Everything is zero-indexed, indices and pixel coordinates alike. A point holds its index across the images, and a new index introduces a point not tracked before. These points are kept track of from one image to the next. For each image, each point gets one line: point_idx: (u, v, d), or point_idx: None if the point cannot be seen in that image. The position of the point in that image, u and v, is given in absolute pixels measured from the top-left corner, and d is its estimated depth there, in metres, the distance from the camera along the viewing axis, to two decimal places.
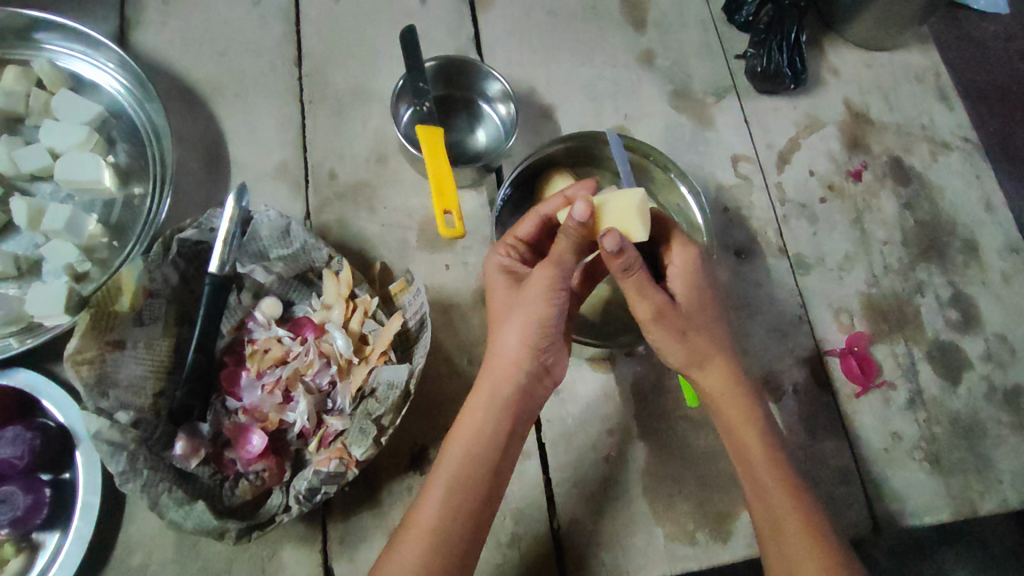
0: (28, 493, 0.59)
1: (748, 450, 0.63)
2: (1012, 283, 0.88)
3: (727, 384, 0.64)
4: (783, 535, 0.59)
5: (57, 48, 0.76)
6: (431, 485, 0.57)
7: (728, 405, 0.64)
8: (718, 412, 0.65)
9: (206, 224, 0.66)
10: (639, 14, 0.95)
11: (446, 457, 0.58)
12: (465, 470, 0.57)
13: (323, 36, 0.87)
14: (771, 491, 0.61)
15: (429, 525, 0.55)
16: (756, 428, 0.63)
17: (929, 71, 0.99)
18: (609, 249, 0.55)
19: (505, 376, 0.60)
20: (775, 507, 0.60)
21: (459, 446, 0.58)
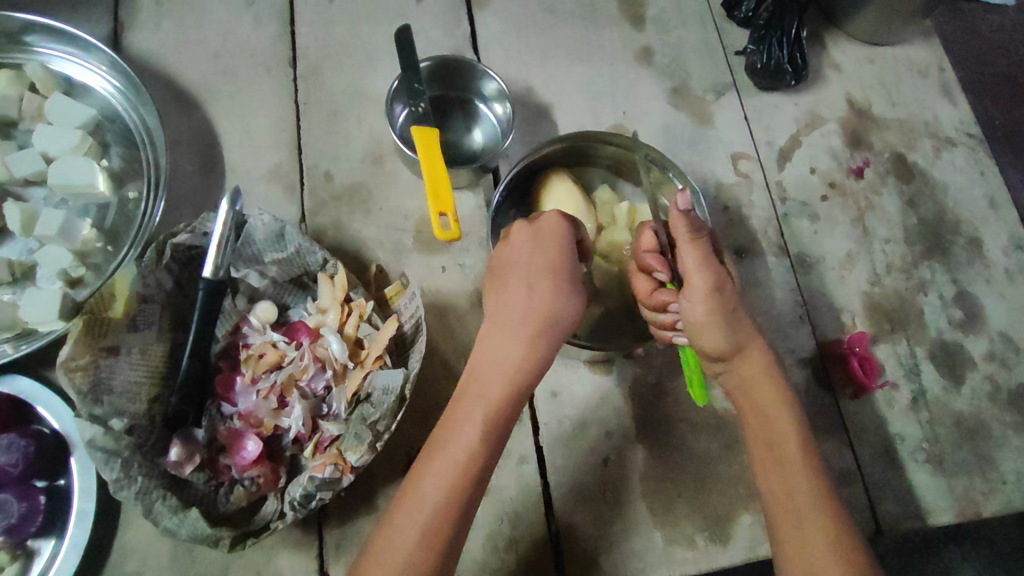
0: (23, 501, 0.59)
1: (778, 434, 0.61)
2: (1016, 281, 0.87)
3: (761, 374, 0.64)
4: (803, 521, 0.56)
5: (49, 51, 0.75)
6: (460, 432, 0.54)
7: (764, 391, 0.63)
8: (750, 400, 0.64)
9: (199, 228, 0.66)
10: (637, 10, 0.94)
11: (474, 405, 0.55)
12: (500, 423, 0.55)
13: (318, 36, 0.86)
14: (797, 476, 0.59)
15: (452, 476, 0.52)
16: (790, 419, 0.62)
17: (933, 65, 0.97)
18: (682, 205, 0.63)
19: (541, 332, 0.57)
20: (797, 494, 0.58)
21: (492, 395, 0.55)
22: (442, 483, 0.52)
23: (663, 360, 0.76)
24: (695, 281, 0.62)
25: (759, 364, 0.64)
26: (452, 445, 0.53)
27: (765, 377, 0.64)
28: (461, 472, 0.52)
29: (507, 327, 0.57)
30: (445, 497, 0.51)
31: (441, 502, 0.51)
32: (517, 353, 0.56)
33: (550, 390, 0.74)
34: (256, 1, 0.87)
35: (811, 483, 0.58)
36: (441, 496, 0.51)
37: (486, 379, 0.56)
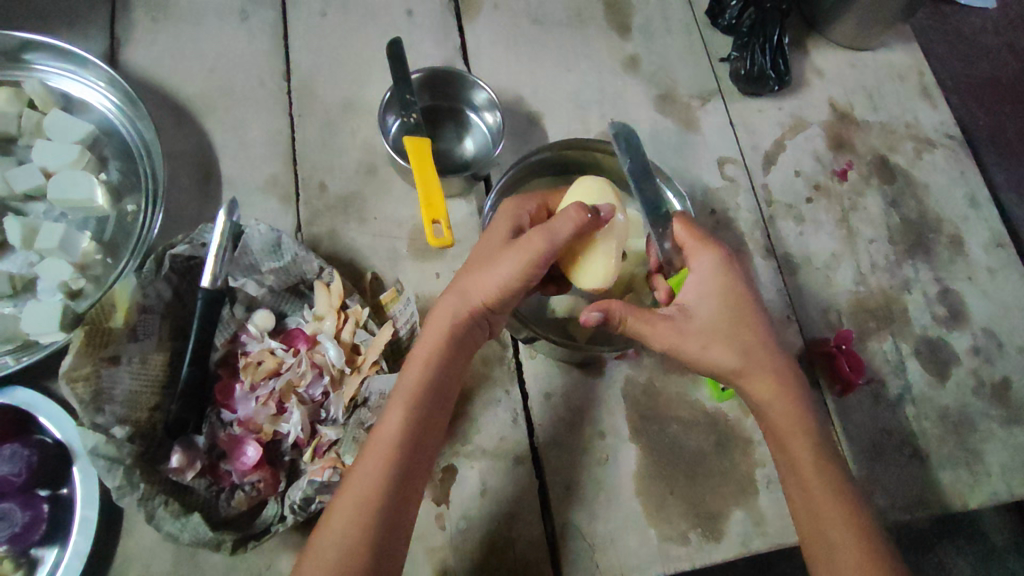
0: (26, 510, 0.60)
1: (800, 464, 0.59)
2: (998, 278, 0.89)
3: (777, 398, 0.60)
4: (834, 548, 0.55)
5: (47, 69, 0.77)
6: (383, 427, 0.55)
7: (779, 404, 0.60)
8: (769, 420, 0.61)
9: (198, 239, 0.68)
10: (623, 20, 0.97)
11: (398, 398, 0.57)
12: (425, 416, 0.57)
13: (312, 50, 0.88)
14: (820, 501, 0.57)
15: (381, 474, 0.53)
16: (810, 438, 0.59)
17: (913, 69, 1.00)
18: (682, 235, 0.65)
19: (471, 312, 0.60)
20: (827, 520, 0.56)
21: (414, 389, 0.57)
22: (371, 481, 0.53)
23: (654, 361, 0.78)
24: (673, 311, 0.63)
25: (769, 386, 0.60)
26: (379, 439, 0.55)
27: (781, 404, 0.60)
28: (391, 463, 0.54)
29: (439, 305, 0.61)
30: (376, 493, 0.52)
31: (374, 497, 0.52)
32: (445, 333, 0.59)
33: (543, 392, 0.75)
34: (250, 16, 0.88)
35: (843, 514, 0.56)
36: (370, 491, 0.52)
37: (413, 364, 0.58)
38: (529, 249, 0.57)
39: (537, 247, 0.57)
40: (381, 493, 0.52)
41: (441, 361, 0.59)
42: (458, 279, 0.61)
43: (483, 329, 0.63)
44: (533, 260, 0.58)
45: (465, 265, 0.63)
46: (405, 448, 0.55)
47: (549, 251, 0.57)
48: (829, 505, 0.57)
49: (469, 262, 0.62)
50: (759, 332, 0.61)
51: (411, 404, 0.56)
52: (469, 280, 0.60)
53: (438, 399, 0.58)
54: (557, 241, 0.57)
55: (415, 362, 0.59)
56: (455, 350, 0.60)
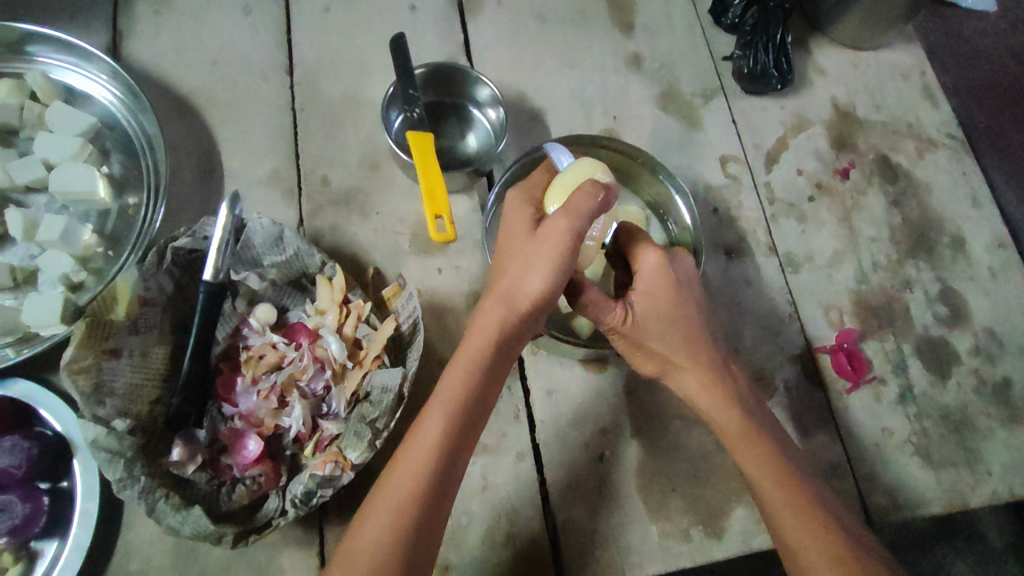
0: (26, 502, 0.60)
1: (746, 457, 0.62)
2: (999, 278, 0.89)
3: (716, 404, 0.63)
4: (787, 531, 0.58)
5: (49, 61, 0.77)
6: (424, 429, 0.55)
7: (720, 408, 0.63)
8: (706, 417, 0.65)
9: (199, 232, 0.67)
10: (626, 18, 0.97)
11: (439, 405, 0.56)
12: (465, 419, 0.56)
13: (315, 45, 0.88)
14: (767, 489, 0.60)
15: (418, 474, 0.53)
16: (757, 436, 0.62)
17: (915, 69, 1.00)
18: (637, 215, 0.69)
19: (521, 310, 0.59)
20: (780, 517, 0.59)
21: (457, 395, 0.56)
22: (411, 480, 0.53)
23: None
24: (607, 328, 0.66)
25: (699, 388, 0.64)
26: (418, 442, 0.54)
27: (721, 408, 0.63)
28: (430, 465, 0.53)
29: (486, 309, 0.59)
30: (413, 493, 0.52)
31: (409, 496, 0.52)
32: (492, 334, 0.58)
33: (546, 387, 0.75)
34: (253, 11, 0.88)
35: (796, 507, 0.58)
36: (407, 492, 0.52)
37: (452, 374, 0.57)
38: (558, 237, 0.57)
39: (564, 226, 0.57)
40: (419, 492, 0.52)
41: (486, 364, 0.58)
42: (499, 283, 0.60)
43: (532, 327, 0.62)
44: (566, 244, 0.57)
45: (498, 269, 0.62)
46: (445, 451, 0.54)
47: (577, 235, 0.57)
48: (779, 492, 0.60)
49: (501, 266, 0.62)
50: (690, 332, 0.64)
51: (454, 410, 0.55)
52: (510, 281, 0.59)
53: (480, 400, 0.57)
54: (581, 222, 0.57)
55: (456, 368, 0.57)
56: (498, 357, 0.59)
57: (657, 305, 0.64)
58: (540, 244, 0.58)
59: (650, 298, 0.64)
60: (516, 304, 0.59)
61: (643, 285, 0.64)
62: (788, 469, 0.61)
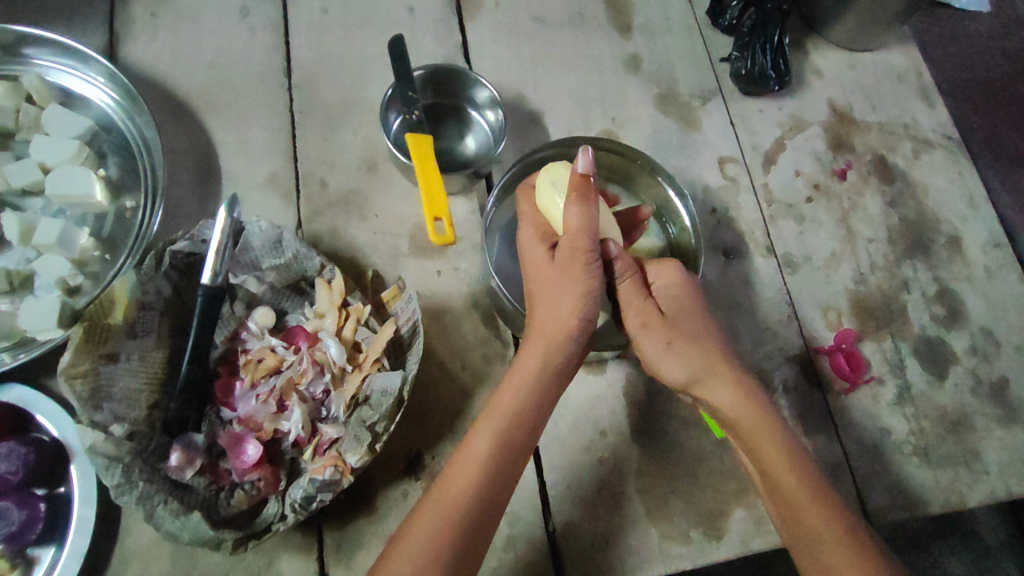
0: (23, 508, 0.59)
1: (759, 441, 0.61)
2: (995, 278, 0.89)
3: (747, 410, 0.61)
4: (802, 514, 0.58)
5: (45, 63, 0.76)
6: (468, 455, 0.56)
7: (747, 419, 0.61)
8: (731, 425, 0.62)
9: (198, 235, 0.66)
10: (624, 19, 0.97)
11: (488, 423, 0.57)
12: (512, 438, 0.57)
13: (312, 47, 0.87)
14: (784, 474, 0.59)
15: (468, 488, 0.54)
16: (780, 443, 0.60)
17: (911, 70, 1.00)
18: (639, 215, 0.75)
19: (559, 344, 0.60)
20: (811, 528, 0.57)
21: (506, 417, 0.57)
22: (464, 495, 0.53)
23: None
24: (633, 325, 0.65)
25: (728, 396, 0.61)
26: (462, 463, 0.55)
27: (751, 415, 0.61)
28: (479, 482, 0.54)
29: (529, 344, 0.61)
30: (463, 506, 0.53)
31: (461, 514, 0.53)
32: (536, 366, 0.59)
33: None
34: (250, 13, 0.88)
35: (826, 517, 0.57)
36: (458, 507, 0.53)
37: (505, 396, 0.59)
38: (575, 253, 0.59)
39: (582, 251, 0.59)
40: (473, 506, 0.53)
41: (534, 383, 0.59)
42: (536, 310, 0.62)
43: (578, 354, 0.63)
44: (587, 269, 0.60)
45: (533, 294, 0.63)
46: (494, 466, 0.55)
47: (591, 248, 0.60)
48: (791, 475, 0.59)
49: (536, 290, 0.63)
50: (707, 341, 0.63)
51: (501, 428, 0.57)
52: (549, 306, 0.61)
53: (530, 421, 0.58)
54: (589, 230, 0.59)
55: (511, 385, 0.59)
56: (551, 375, 0.60)
57: (672, 302, 0.65)
58: (572, 271, 0.60)
59: (669, 295, 0.66)
60: (554, 335, 0.60)
61: (666, 291, 0.66)
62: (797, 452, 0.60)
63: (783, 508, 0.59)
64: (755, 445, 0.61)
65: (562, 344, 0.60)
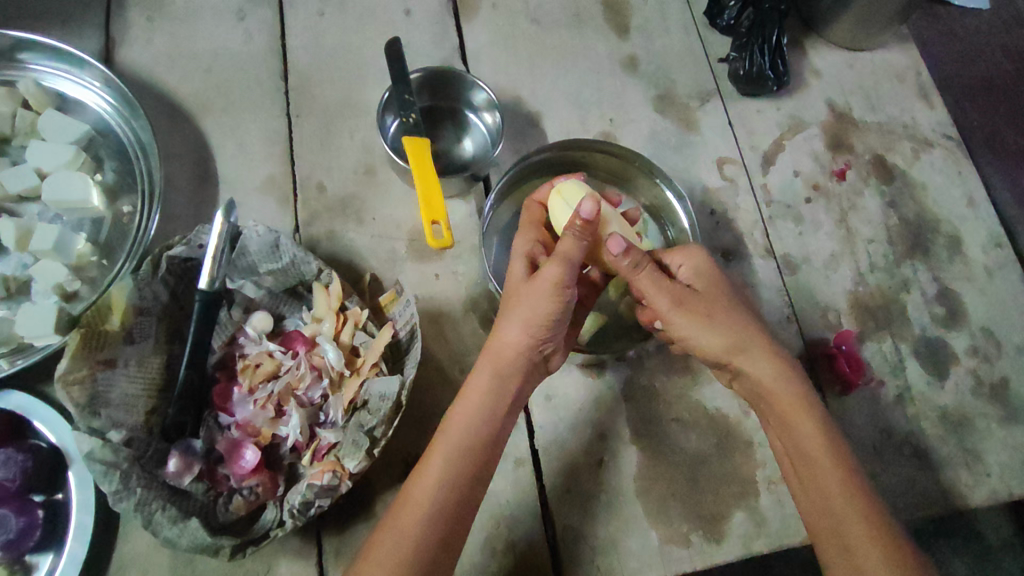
0: (21, 515, 0.59)
1: (791, 416, 0.60)
2: (995, 278, 0.89)
3: (781, 382, 0.61)
4: (824, 485, 0.57)
5: (41, 68, 0.76)
6: (422, 478, 0.55)
7: (780, 391, 0.61)
8: (764, 395, 0.62)
9: (195, 241, 0.66)
10: (622, 20, 0.96)
11: (442, 444, 0.57)
12: (467, 460, 0.56)
13: (309, 50, 0.87)
14: (809, 443, 0.59)
15: (422, 509, 0.53)
16: (812, 414, 0.60)
17: (910, 69, 1.00)
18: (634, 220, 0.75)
19: (510, 366, 0.60)
20: (833, 497, 0.57)
21: (460, 438, 0.57)
22: (419, 517, 0.53)
23: (654, 363, 0.78)
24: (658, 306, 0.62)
25: (764, 366, 0.61)
26: (418, 486, 0.55)
27: (786, 387, 0.61)
28: (433, 504, 0.54)
29: (482, 365, 0.60)
30: (417, 529, 0.52)
31: (413, 542, 0.52)
32: (487, 388, 0.59)
33: (545, 393, 0.75)
34: (246, 16, 0.88)
35: (847, 490, 0.57)
36: (416, 527, 0.52)
37: (460, 418, 0.58)
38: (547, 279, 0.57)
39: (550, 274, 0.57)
40: (426, 529, 0.53)
41: (488, 406, 0.59)
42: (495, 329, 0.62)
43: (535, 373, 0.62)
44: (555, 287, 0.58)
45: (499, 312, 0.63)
46: (448, 489, 0.55)
47: (567, 277, 0.57)
48: (816, 442, 0.59)
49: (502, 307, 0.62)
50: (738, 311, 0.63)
51: (456, 450, 0.56)
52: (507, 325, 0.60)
53: (484, 441, 0.58)
54: (571, 261, 0.57)
55: (465, 406, 0.59)
56: (505, 397, 0.60)
57: (702, 283, 0.64)
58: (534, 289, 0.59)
59: (699, 279, 0.64)
60: (505, 357, 0.60)
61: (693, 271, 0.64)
62: (830, 428, 0.60)
63: (806, 482, 0.59)
64: (784, 415, 0.61)
65: (514, 364, 0.60)
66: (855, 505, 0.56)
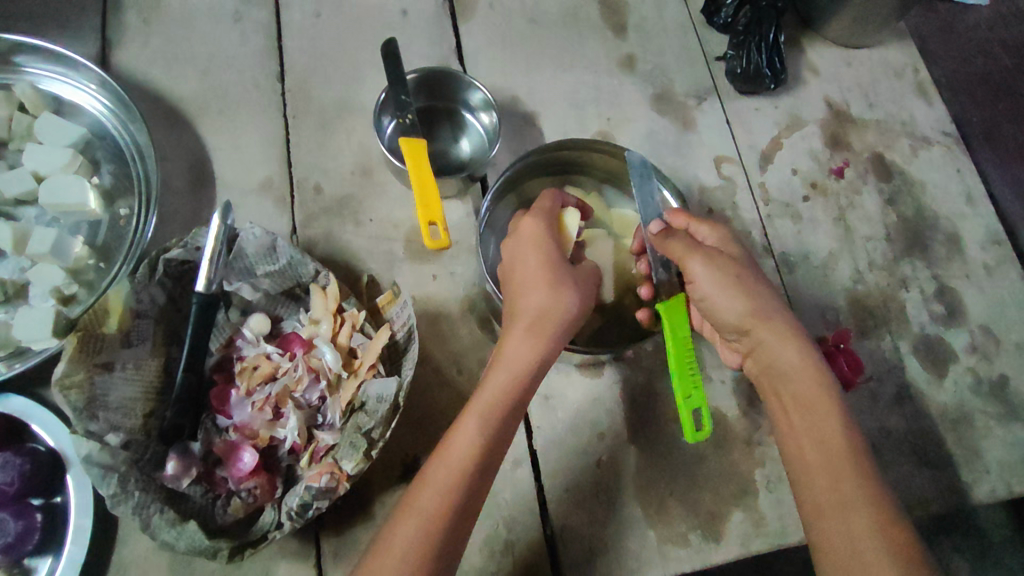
0: (19, 519, 0.59)
1: (812, 401, 0.58)
2: (995, 275, 0.89)
3: (802, 369, 0.60)
4: (835, 472, 0.55)
5: (37, 71, 0.76)
6: (455, 440, 0.55)
7: (800, 375, 0.60)
8: (784, 382, 0.61)
9: (191, 243, 0.66)
10: (619, 19, 0.96)
11: (473, 409, 0.56)
12: (498, 426, 0.56)
13: (306, 51, 0.87)
14: (826, 428, 0.57)
15: (455, 474, 0.53)
16: (831, 402, 0.58)
17: (908, 67, 0.99)
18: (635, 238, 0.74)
19: (542, 333, 0.59)
20: (843, 484, 0.54)
21: (491, 405, 0.56)
22: (445, 482, 0.52)
23: (653, 362, 0.77)
24: (689, 269, 0.63)
25: (787, 347, 0.61)
26: (440, 467, 0.53)
27: (807, 376, 0.60)
28: (463, 474, 0.53)
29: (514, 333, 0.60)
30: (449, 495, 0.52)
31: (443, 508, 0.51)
32: (530, 354, 0.58)
33: (543, 393, 0.75)
34: (243, 17, 0.88)
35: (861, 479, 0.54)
36: (439, 501, 0.52)
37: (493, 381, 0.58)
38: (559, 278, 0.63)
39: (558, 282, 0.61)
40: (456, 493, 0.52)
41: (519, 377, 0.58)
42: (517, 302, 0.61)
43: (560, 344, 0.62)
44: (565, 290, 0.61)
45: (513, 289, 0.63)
46: (479, 458, 0.54)
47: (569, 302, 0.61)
48: (829, 425, 0.57)
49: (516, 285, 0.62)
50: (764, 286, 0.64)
51: (486, 415, 0.56)
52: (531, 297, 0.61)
53: (514, 411, 0.58)
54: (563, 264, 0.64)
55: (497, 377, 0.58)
56: (537, 366, 0.59)
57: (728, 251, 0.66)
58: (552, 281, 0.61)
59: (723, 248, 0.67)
60: (537, 325, 0.59)
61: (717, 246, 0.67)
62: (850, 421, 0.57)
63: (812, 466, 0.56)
64: (800, 401, 0.59)
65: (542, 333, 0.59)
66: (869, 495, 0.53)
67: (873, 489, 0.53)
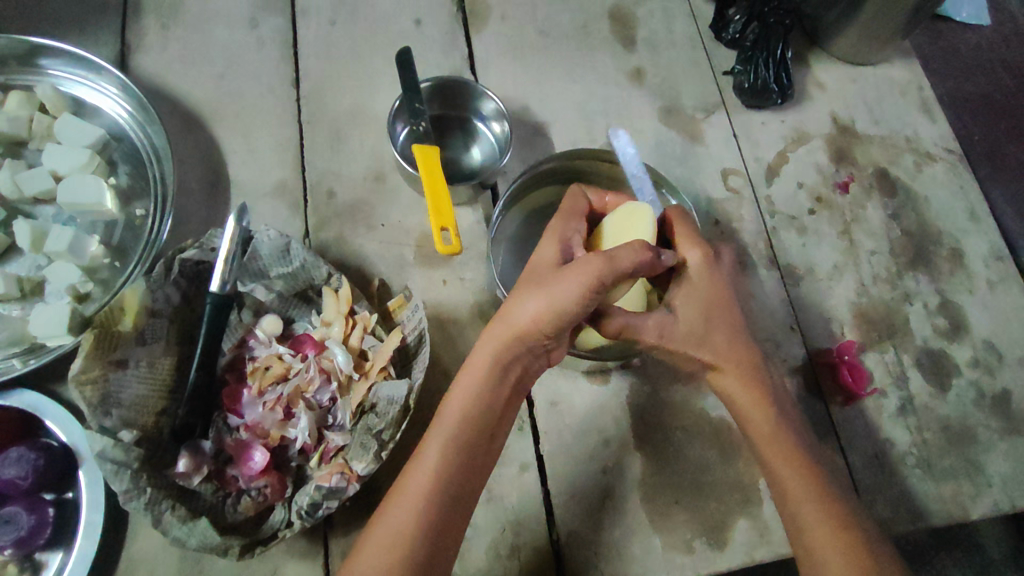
0: (32, 513, 0.60)
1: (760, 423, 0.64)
2: (998, 291, 0.90)
3: (755, 400, 0.64)
4: (795, 494, 0.61)
5: (59, 74, 0.77)
6: (417, 467, 0.55)
7: (754, 402, 0.64)
8: (741, 412, 0.65)
9: (207, 244, 0.68)
10: (628, 32, 0.98)
11: (437, 436, 0.56)
12: (463, 447, 0.56)
13: (321, 58, 0.89)
14: (776, 449, 0.63)
15: (421, 499, 0.54)
16: (780, 427, 0.64)
17: (912, 84, 1.01)
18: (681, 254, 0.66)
19: (515, 344, 0.59)
20: (803, 500, 0.60)
21: (454, 428, 0.57)
22: (416, 507, 0.53)
23: (658, 370, 0.78)
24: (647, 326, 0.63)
25: (743, 386, 0.64)
26: (408, 484, 0.55)
27: (760, 403, 0.64)
28: (430, 497, 0.54)
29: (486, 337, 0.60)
30: (417, 519, 0.53)
31: (417, 527, 0.53)
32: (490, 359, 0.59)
33: (550, 399, 0.75)
34: (260, 24, 0.89)
35: (819, 495, 0.60)
36: (408, 522, 0.52)
37: (447, 411, 0.58)
38: (586, 271, 0.56)
39: (596, 269, 0.55)
40: (421, 519, 0.53)
41: (484, 397, 0.58)
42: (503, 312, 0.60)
43: (530, 359, 0.61)
44: (587, 282, 0.56)
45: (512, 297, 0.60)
46: (443, 482, 0.55)
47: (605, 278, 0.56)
48: (780, 449, 0.63)
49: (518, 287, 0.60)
50: (730, 325, 0.65)
51: (449, 438, 0.56)
52: (517, 300, 0.59)
53: (480, 435, 0.57)
54: (616, 267, 0.56)
55: (458, 400, 0.58)
56: (501, 384, 0.59)
57: (700, 295, 0.64)
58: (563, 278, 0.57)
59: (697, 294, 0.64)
60: (514, 336, 0.58)
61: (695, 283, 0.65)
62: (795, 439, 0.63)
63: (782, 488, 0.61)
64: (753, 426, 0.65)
65: (517, 343, 0.59)
66: (824, 512, 0.59)
67: (827, 502, 0.60)
